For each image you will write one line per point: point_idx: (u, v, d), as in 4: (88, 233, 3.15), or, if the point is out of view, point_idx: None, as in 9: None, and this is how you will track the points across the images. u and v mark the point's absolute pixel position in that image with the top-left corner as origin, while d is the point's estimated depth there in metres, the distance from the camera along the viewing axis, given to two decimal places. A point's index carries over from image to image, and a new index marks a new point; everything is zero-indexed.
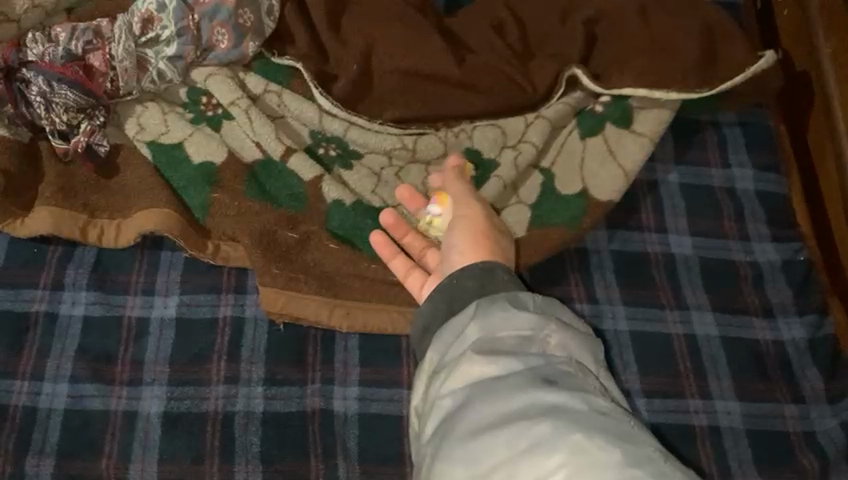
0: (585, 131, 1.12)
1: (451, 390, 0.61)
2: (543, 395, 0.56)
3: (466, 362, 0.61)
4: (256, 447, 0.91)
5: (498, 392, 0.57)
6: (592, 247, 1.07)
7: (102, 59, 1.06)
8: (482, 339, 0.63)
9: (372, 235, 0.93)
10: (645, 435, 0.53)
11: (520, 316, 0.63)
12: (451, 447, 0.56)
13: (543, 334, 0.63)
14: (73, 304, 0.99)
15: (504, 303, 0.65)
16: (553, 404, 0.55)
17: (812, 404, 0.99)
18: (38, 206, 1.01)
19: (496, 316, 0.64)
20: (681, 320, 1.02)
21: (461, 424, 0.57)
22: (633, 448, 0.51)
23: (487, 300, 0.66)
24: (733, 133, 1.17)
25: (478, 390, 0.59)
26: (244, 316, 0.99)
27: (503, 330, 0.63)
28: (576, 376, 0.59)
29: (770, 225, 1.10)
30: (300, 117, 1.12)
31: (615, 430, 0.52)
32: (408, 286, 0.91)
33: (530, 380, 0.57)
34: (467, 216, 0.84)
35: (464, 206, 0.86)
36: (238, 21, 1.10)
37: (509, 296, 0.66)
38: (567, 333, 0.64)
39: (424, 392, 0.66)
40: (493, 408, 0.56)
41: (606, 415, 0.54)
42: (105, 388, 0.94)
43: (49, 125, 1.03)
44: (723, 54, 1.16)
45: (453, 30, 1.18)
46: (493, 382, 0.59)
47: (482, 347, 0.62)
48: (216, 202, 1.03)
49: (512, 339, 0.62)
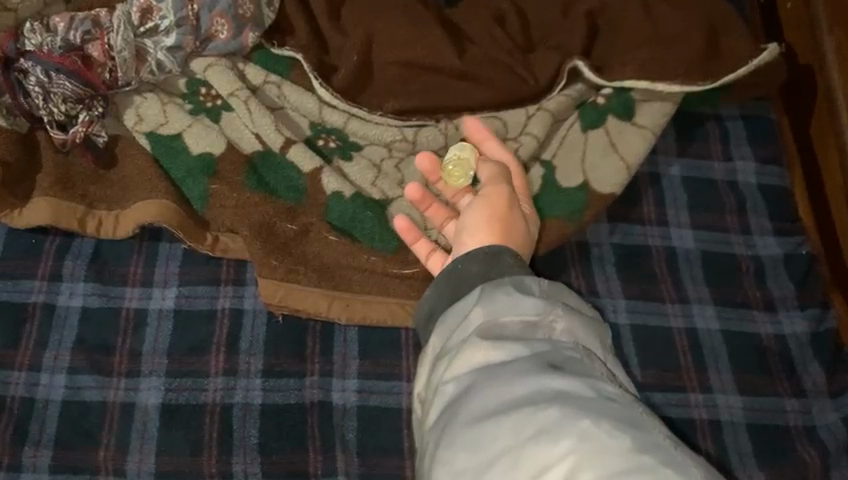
0: (587, 123, 1.11)
1: (453, 375, 0.59)
2: (549, 380, 0.54)
3: (469, 347, 0.59)
4: (254, 439, 0.91)
5: (502, 377, 0.56)
6: (593, 240, 1.07)
7: (100, 49, 1.05)
8: (486, 324, 0.61)
9: (394, 220, 0.89)
10: (655, 422, 0.51)
11: (526, 302, 0.62)
12: (454, 433, 0.54)
13: (549, 319, 0.61)
14: (71, 295, 0.98)
15: (509, 288, 0.64)
16: (559, 390, 0.53)
17: (813, 399, 0.98)
18: (36, 197, 1.00)
19: (500, 302, 0.62)
20: (682, 313, 1.02)
21: (465, 410, 0.55)
22: (643, 434, 0.49)
23: (493, 285, 0.64)
24: (735, 126, 1.16)
25: (483, 376, 0.57)
26: (243, 307, 0.99)
27: (507, 315, 0.61)
28: (583, 362, 0.57)
29: (771, 219, 1.09)
30: (300, 109, 1.11)
31: (623, 416, 0.50)
32: (429, 267, 0.90)
33: (535, 365, 0.56)
34: (502, 194, 0.81)
35: (492, 189, 0.82)
36: (238, 12, 1.09)
37: (514, 282, 0.65)
38: (573, 318, 0.62)
39: (428, 378, 0.64)
40: (497, 393, 0.55)
41: (614, 401, 0.52)
42: (103, 379, 0.93)
43: (48, 116, 1.02)
44: (726, 47, 1.15)
45: (454, 21, 1.17)
46: (497, 367, 0.57)
47: (486, 331, 0.60)
48: (215, 194, 1.02)
49: (516, 325, 0.61)
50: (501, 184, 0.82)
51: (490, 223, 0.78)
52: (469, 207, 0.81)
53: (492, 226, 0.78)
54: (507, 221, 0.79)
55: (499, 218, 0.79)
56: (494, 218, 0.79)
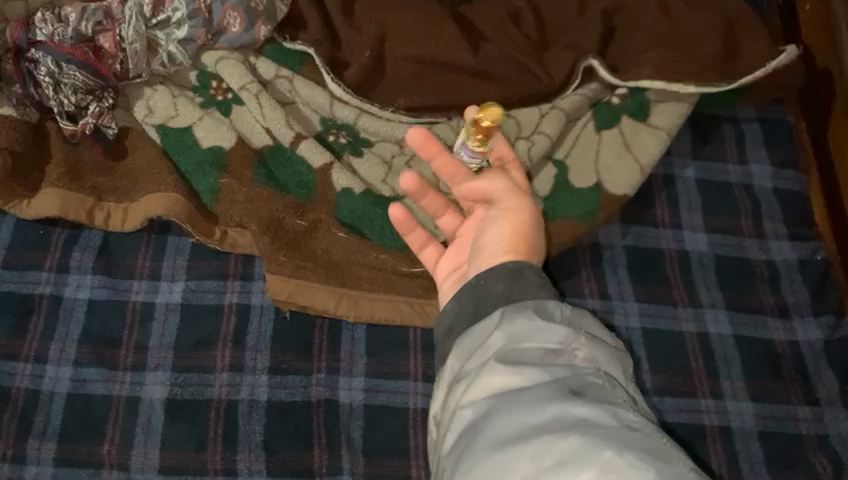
0: (601, 123, 1.10)
1: (470, 400, 0.55)
2: (571, 408, 0.50)
3: (487, 371, 0.56)
4: (259, 436, 0.90)
5: (521, 404, 0.52)
6: (605, 242, 1.05)
7: (111, 41, 1.03)
8: (505, 348, 0.57)
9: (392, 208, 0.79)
10: (679, 453, 0.48)
11: (548, 328, 0.58)
12: (470, 458, 0.51)
13: (571, 347, 0.57)
14: (78, 287, 0.97)
15: (529, 313, 0.60)
16: (581, 419, 0.49)
17: (827, 406, 0.97)
18: (45, 188, 0.99)
19: (520, 326, 0.58)
20: (694, 318, 1.01)
21: (481, 435, 0.52)
22: (667, 466, 0.45)
23: (513, 308, 0.60)
24: (751, 129, 1.14)
25: (501, 402, 0.53)
26: (250, 303, 0.98)
27: (527, 341, 0.57)
28: (605, 390, 0.54)
29: (786, 224, 1.08)
30: (311, 104, 1.10)
31: (646, 446, 0.47)
32: (422, 257, 0.81)
33: (556, 391, 0.52)
34: (512, 207, 0.73)
35: (506, 199, 0.74)
36: (251, 5, 1.08)
37: (535, 307, 0.61)
38: (597, 347, 0.58)
39: (443, 402, 0.60)
40: (514, 420, 0.51)
41: (638, 432, 0.49)
42: (109, 372, 0.93)
43: (57, 106, 1.01)
44: (744, 50, 1.13)
45: (469, 17, 1.14)
46: (516, 393, 0.53)
47: (505, 356, 0.57)
48: (225, 188, 1.01)
49: (537, 351, 0.57)
50: (523, 198, 0.74)
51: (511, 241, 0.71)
52: (489, 222, 0.74)
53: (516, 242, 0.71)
54: (528, 239, 0.72)
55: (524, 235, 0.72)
56: (517, 235, 0.72)
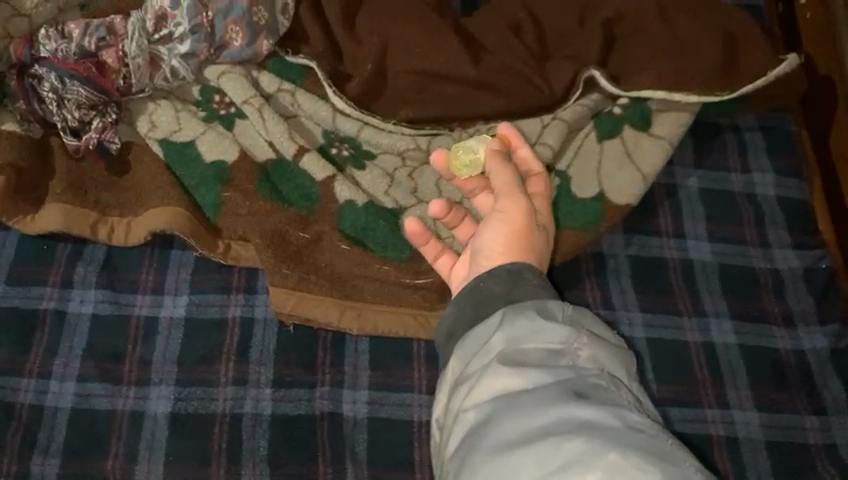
0: (602, 133, 1.10)
1: (474, 402, 0.55)
2: (574, 410, 0.50)
3: (490, 375, 0.55)
4: (264, 449, 0.90)
5: (525, 407, 0.52)
6: (609, 251, 1.05)
7: (115, 56, 1.05)
8: (507, 351, 0.57)
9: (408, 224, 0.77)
10: (684, 454, 0.48)
11: (549, 328, 0.57)
12: (476, 463, 0.51)
13: (573, 347, 0.57)
14: (82, 302, 0.98)
15: (531, 313, 0.59)
16: (585, 421, 0.49)
17: (834, 416, 0.96)
18: (48, 203, 1.00)
19: (522, 327, 0.58)
20: (698, 327, 1.00)
21: (486, 439, 0.51)
22: (671, 469, 0.46)
23: (514, 309, 0.59)
24: (753, 137, 1.14)
25: (505, 406, 0.53)
26: (253, 316, 0.98)
27: (530, 342, 0.57)
28: (609, 391, 0.53)
29: (790, 232, 1.07)
30: (314, 117, 1.10)
31: (650, 448, 0.47)
32: (438, 266, 0.79)
33: (559, 394, 0.52)
34: (508, 212, 0.71)
35: (506, 200, 0.72)
36: (253, 19, 1.08)
37: (537, 306, 0.60)
38: (600, 346, 0.57)
39: (446, 405, 0.60)
40: (518, 423, 0.51)
41: (643, 433, 0.48)
42: (113, 387, 0.93)
43: (61, 122, 1.02)
44: (745, 60, 1.13)
45: (470, 30, 1.15)
46: (519, 397, 0.53)
47: (507, 359, 0.56)
48: (228, 201, 1.01)
49: (540, 353, 0.56)
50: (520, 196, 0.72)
51: (508, 247, 0.70)
52: (485, 223, 0.73)
53: (513, 248, 0.71)
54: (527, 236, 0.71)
55: (523, 241, 0.71)
56: (516, 235, 0.71)
